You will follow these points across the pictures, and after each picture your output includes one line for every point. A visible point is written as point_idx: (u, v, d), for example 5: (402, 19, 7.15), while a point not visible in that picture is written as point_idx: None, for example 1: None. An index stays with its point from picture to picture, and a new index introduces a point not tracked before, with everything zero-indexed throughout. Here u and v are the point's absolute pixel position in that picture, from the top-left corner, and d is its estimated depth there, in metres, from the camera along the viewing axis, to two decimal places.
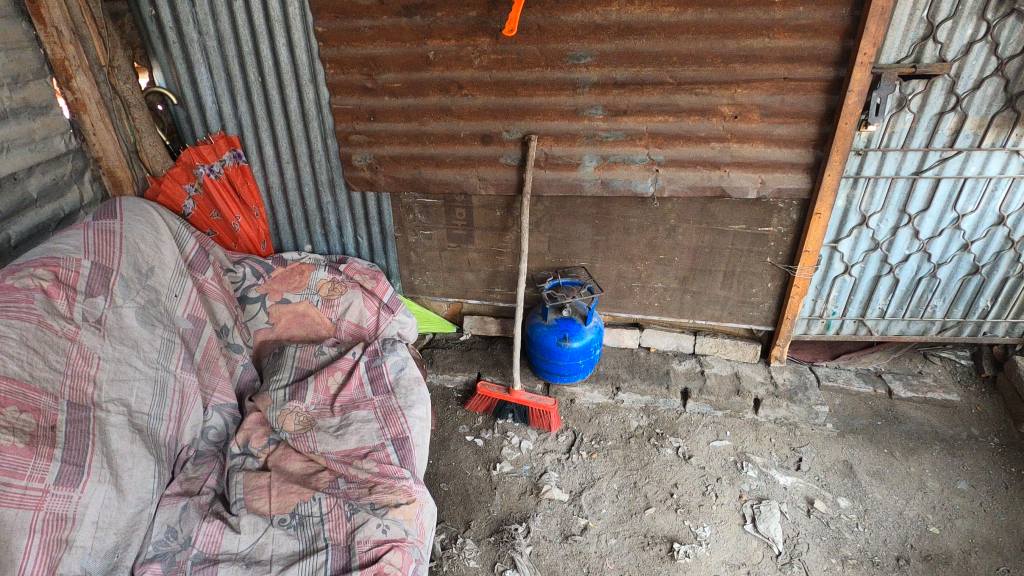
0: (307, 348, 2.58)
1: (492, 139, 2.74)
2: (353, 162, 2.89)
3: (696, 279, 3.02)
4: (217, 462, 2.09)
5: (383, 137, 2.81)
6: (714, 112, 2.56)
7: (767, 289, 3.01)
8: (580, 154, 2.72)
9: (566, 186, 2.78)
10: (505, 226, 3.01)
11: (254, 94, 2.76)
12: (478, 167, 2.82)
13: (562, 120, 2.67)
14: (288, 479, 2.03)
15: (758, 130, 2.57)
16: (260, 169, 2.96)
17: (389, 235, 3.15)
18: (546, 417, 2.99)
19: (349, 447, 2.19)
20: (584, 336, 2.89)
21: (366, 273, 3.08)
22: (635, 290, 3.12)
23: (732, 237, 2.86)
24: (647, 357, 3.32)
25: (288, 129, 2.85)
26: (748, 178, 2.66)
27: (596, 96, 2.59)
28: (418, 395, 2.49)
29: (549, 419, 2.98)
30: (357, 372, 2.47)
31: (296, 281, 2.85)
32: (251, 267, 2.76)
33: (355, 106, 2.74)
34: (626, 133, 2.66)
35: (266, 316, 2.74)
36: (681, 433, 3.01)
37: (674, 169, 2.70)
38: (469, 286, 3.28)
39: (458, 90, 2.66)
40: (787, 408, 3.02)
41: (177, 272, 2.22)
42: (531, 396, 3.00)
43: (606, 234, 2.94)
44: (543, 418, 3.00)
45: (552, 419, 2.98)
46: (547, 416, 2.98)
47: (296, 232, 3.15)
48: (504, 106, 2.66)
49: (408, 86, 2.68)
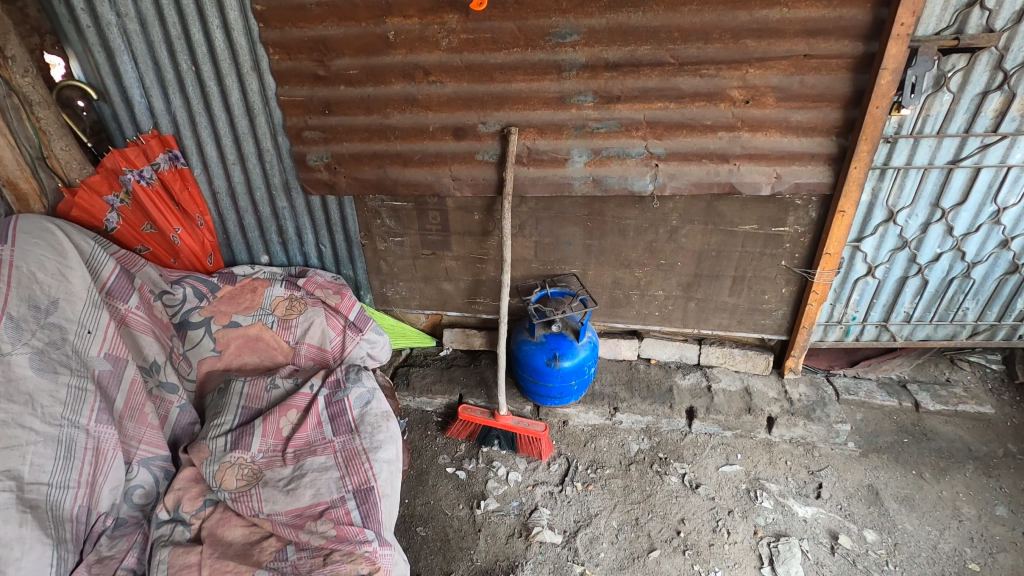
0: (256, 383, 2.23)
1: (466, 132, 2.37)
2: (308, 161, 2.51)
3: (701, 285, 2.69)
4: (139, 533, 1.77)
5: (340, 133, 2.43)
6: (722, 97, 2.21)
7: (782, 295, 2.68)
8: (568, 148, 2.36)
9: (553, 185, 2.42)
10: (486, 231, 2.66)
11: (189, 86, 2.37)
12: (452, 164, 2.44)
13: (546, 110, 2.30)
14: (224, 554, 1.72)
15: (773, 117, 2.22)
16: (203, 172, 2.58)
17: (355, 243, 2.78)
18: (536, 443, 2.66)
19: (301, 505, 1.87)
20: (577, 355, 2.57)
21: (330, 286, 2.70)
22: (633, 298, 2.78)
23: (743, 238, 2.52)
24: (647, 370, 3.00)
25: (232, 126, 2.47)
26: (762, 172, 2.32)
27: (585, 80, 2.22)
28: (387, 433, 2.16)
29: (540, 446, 2.66)
30: (314, 410, 2.16)
31: (247, 300, 2.50)
32: (192, 286, 2.39)
33: (306, 97, 2.36)
34: (620, 123, 2.30)
35: (212, 342, 2.36)
36: (686, 458, 2.71)
37: (676, 163, 2.34)
38: (448, 297, 2.93)
39: (424, 76, 2.28)
40: (804, 428, 2.71)
41: (90, 304, 1.85)
42: (519, 421, 2.67)
43: (600, 238, 2.60)
44: (533, 445, 2.68)
45: (543, 445, 2.66)
46: (538, 442, 2.65)
47: (249, 241, 2.79)
48: (479, 95, 2.29)
49: (367, 73, 2.29)
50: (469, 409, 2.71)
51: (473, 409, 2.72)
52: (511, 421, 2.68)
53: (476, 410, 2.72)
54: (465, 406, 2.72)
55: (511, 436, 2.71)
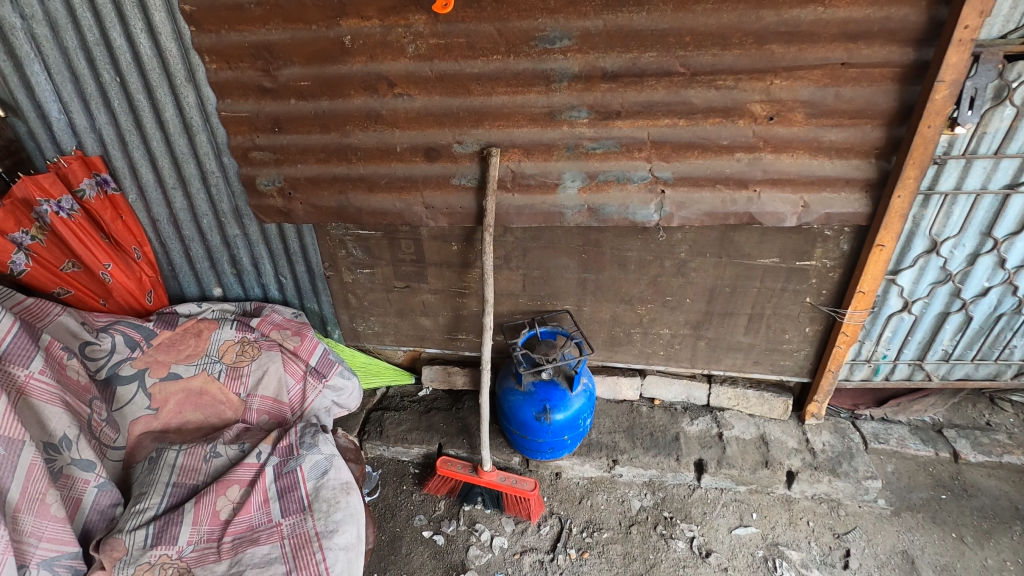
0: (194, 451, 1.91)
1: (439, 153, 2.02)
2: (258, 186, 2.17)
3: (712, 323, 2.36)
4: None
5: (294, 154, 2.09)
6: (741, 113, 1.86)
7: (805, 335, 2.35)
8: (559, 171, 2.02)
9: (543, 214, 2.07)
10: (466, 262, 2.32)
11: (114, 100, 2.02)
12: (424, 190, 2.09)
13: (533, 127, 1.95)
14: None
15: (802, 136, 1.87)
16: (139, 198, 2.24)
17: (318, 276, 2.44)
18: (525, 502, 2.34)
19: None
20: (570, 406, 2.24)
21: (289, 325, 2.36)
22: (635, 337, 2.45)
23: (762, 273, 2.19)
24: (650, 413, 2.68)
25: (168, 145, 2.12)
26: (786, 200, 1.98)
27: (578, 92, 1.87)
28: (345, 512, 1.83)
29: (529, 506, 2.34)
30: (259, 487, 1.83)
31: (189, 346, 2.17)
32: (123, 334, 2.07)
33: (251, 112, 2.01)
34: (620, 143, 1.95)
35: (148, 399, 2.04)
36: (695, 518, 2.39)
37: (686, 189, 2.00)
38: (426, 334, 2.60)
39: (389, 88, 1.93)
40: (828, 484, 2.39)
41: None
42: (505, 477, 2.34)
43: (597, 272, 2.25)
44: (520, 505, 2.36)
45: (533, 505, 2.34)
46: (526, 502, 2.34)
47: (198, 273, 2.45)
48: (454, 110, 1.94)
49: (321, 84, 1.94)
50: (448, 462, 2.39)
51: (453, 462, 2.39)
52: (496, 477, 2.36)
53: (456, 463, 2.39)
54: (443, 459, 2.40)
55: (496, 494, 2.39)
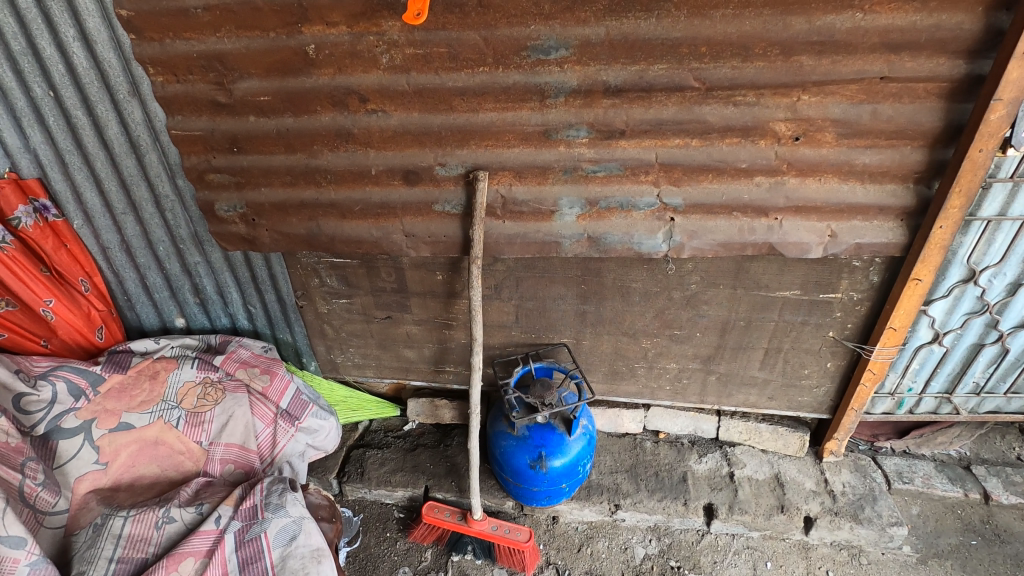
0: (143, 518, 1.69)
1: (420, 177, 1.79)
2: (218, 212, 1.93)
3: (724, 358, 2.14)
4: None
5: (256, 176, 1.85)
6: (763, 132, 1.63)
7: (826, 370, 2.14)
8: (555, 196, 1.79)
9: (537, 244, 1.84)
10: (453, 293, 2.09)
11: (49, 117, 1.78)
12: (403, 217, 1.86)
13: (526, 147, 1.72)
14: None
15: (831, 159, 1.65)
16: (85, 224, 2.00)
17: (290, 306, 2.22)
18: (522, 552, 2.12)
19: None
20: (568, 452, 2.03)
21: (258, 362, 2.14)
22: (639, 371, 2.23)
23: (780, 306, 1.97)
24: (655, 449, 2.47)
25: (114, 166, 1.88)
26: (811, 229, 1.75)
27: (577, 109, 1.64)
28: None
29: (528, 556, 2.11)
30: (217, 558, 1.61)
31: (143, 391, 1.94)
32: (66, 380, 1.85)
33: (206, 131, 1.77)
34: (624, 165, 1.72)
35: (95, 453, 1.82)
36: (704, 568, 2.19)
37: (698, 217, 1.78)
38: (411, 366, 2.38)
39: (361, 104, 1.69)
40: (850, 531, 2.18)
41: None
42: (498, 527, 2.11)
43: (598, 304, 2.03)
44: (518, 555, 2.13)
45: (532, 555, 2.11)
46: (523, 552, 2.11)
47: (158, 303, 2.23)
48: (435, 128, 1.71)
49: (284, 100, 1.70)
50: (435, 509, 2.17)
51: (440, 508, 2.17)
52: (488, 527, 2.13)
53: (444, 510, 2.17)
54: (430, 504, 2.18)
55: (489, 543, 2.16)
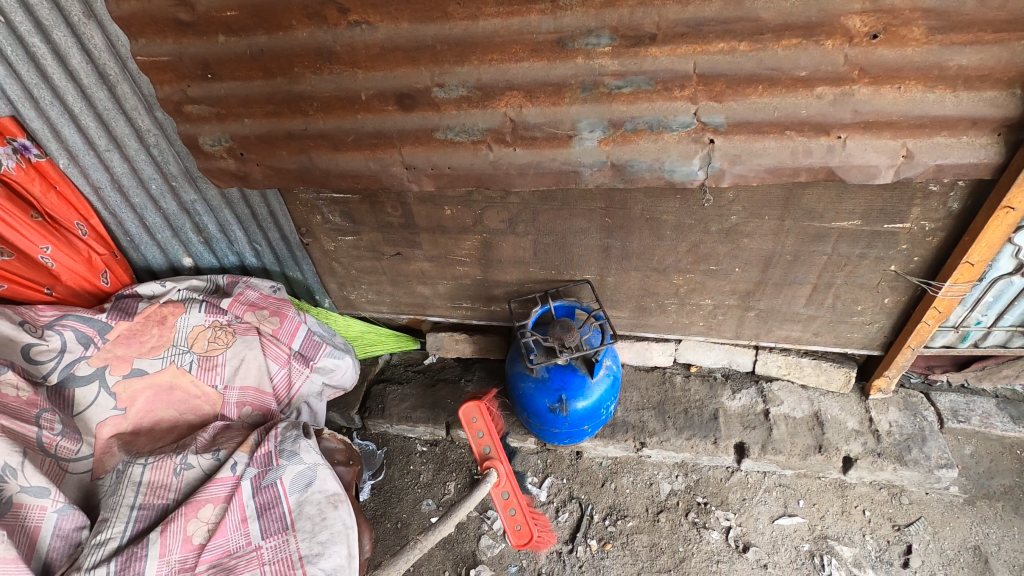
0: (161, 466, 1.70)
1: (416, 101, 1.56)
2: (203, 146, 1.75)
3: (766, 294, 1.95)
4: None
5: (237, 107, 1.65)
6: (831, 29, 1.31)
7: (882, 306, 1.92)
8: (572, 118, 1.53)
9: (553, 174, 1.62)
10: (464, 229, 1.92)
11: (6, 48, 1.60)
12: (402, 147, 1.65)
13: (536, 60, 1.45)
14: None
15: (915, 61, 1.32)
16: (71, 163, 1.87)
17: (296, 243, 2.11)
18: (485, 419, 1.99)
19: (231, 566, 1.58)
20: (591, 395, 1.93)
21: (267, 304, 2.07)
22: (669, 307, 2.07)
23: (836, 239, 1.72)
24: (686, 384, 2.35)
25: (87, 101, 1.73)
26: (882, 149, 1.45)
27: (598, 10, 1.36)
28: (335, 529, 1.66)
29: (473, 412, 1.99)
30: (237, 503, 1.64)
31: (150, 338, 1.90)
32: (73, 329, 1.81)
33: (174, 56, 1.55)
34: (654, 78, 1.44)
35: (113, 399, 1.81)
36: (732, 504, 2.15)
37: (742, 138, 1.50)
38: (426, 302, 2.28)
39: (341, 16, 1.44)
40: (892, 473, 2.07)
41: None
42: (502, 497, 1.97)
43: (623, 236, 1.83)
44: (470, 430, 2.04)
45: (469, 409, 2.04)
46: (477, 415, 2.00)
47: (161, 243, 2.15)
48: (429, 43, 1.45)
49: (252, 15, 1.46)
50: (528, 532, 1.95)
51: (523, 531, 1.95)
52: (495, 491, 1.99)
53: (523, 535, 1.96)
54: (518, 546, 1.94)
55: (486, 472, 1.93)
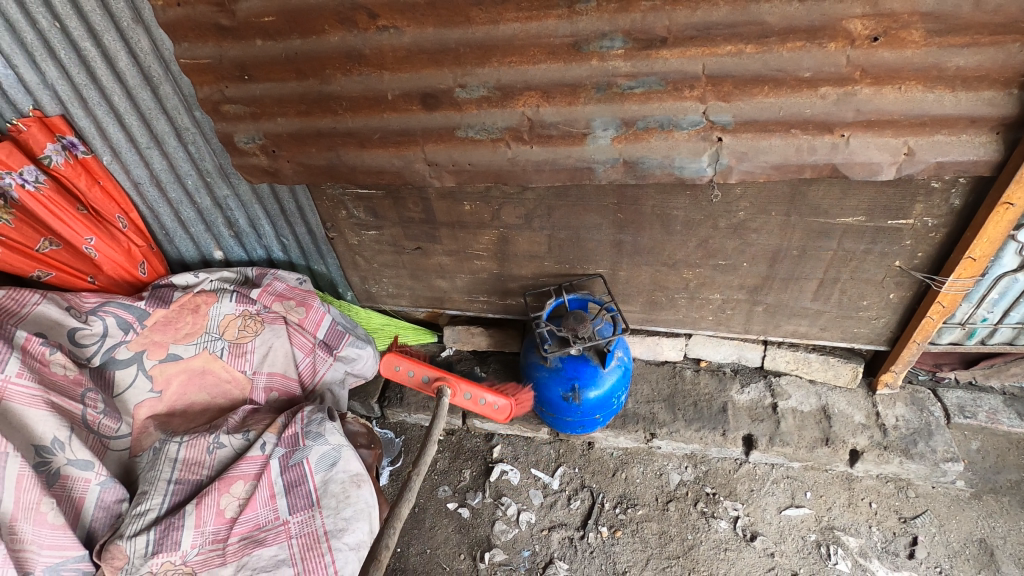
0: (196, 444, 1.81)
1: (439, 101, 1.65)
2: (238, 144, 1.86)
3: (773, 289, 2.01)
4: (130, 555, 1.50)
5: (271, 106, 1.75)
6: (833, 32, 1.38)
7: (888, 302, 1.97)
8: (587, 117, 1.61)
9: (568, 170, 1.71)
10: (482, 224, 2.01)
11: (60, 52, 1.73)
12: (425, 145, 1.74)
13: (553, 61, 1.54)
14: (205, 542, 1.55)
15: (914, 63, 1.39)
16: (113, 159, 1.99)
17: (321, 237, 2.22)
18: (410, 359, 1.99)
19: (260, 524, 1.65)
20: (603, 384, 2.00)
21: (293, 295, 2.17)
22: (679, 300, 2.14)
23: (841, 235, 1.78)
24: (696, 377, 2.41)
25: (131, 101, 1.84)
26: (883, 147, 1.51)
27: (612, 14, 1.44)
28: (357, 506, 1.74)
29: (400, 360, 1.96)
30: (266, 480, 1.74)
31: (184, 325, 2.01)
32: (114, 315, 1.93)
33: (214, 58, 1.66)
34: (665, 79, 1.52)
35: (150, 382, 1.92)
36: (740, 495, 2.21)
37: (749, 136, 1.57)
38: (444, 295, 2.37)
39: (370, 21, 1.54)
40: (899, 466, 2.11)
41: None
42: (472, 402, 1.96)
43: (634, 231, 1.91)
44: (402, 376, 1.99)
45: (386, 363, 1.99)
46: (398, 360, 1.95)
47: (194, 236, 2.27)
48: (453, 46, 1.54)
49: (288, 20, 1.56)
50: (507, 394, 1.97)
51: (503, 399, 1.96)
52: (458, 400, 1.97)
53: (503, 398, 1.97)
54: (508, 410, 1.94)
55: (445, 392, 1.91)
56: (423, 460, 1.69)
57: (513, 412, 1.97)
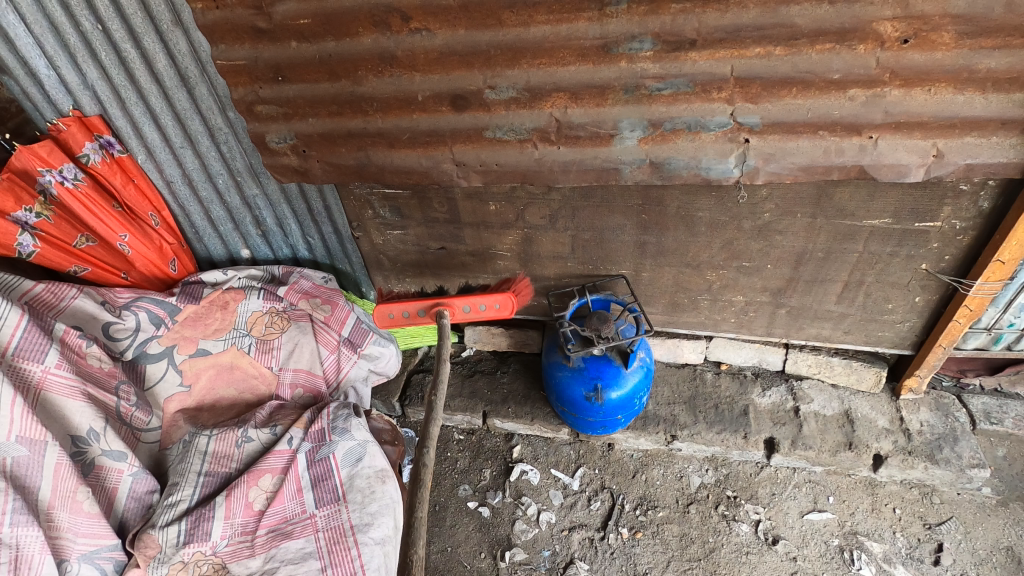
0: (225, 437, 1.84)
1: (469, 102, 1.68)
2: (269, 144, 1.89)
3: (797, 291, 2.01)
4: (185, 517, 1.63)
5: (303, 107, 1.79)
6: (863, 34, 1.39)
7: (913, 305, 1.97)
8: (614, 118, 1.63)
9: (595, 171, 1.73)
10: (506, 224, 2.03)
11: (102, 53, 1.78)
12: (453, 145, 1.77)
13: (582, 63, 1.56)
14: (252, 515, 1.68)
15: (945, 65, 1.39)
16: (148, 158, 2.05)
17: (347, 236, 2.25)
18: (397, 302, 2.08)
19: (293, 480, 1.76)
20: (625, 385, 2.01)
21: (319, 293, 2.24)
22: (702, 302, 2.15)
23: (867, 238, 1.78)
24: (716, 380, 2.41)
25: (167, 102, 1.89)
26: (912, 149, 1.51)
27: (642, 17, 1.46)
28: (382, 501, 1.76)
29: (389, 308, 2.06)
30: (293, 474, 1.76)
31: (214, 321, 2.06)
32: (147, 310, 1.97)
33: (250, 60, 1.70)
34: (694, 80, 1.53)
35: (179, 376, 1.96)
36: (762, 498, 2.20)
37: (777, 137, 1.57)
38: (466, 295, 2.39)
39: (403, 23, 1.57)
40: (923, 472, 2.09)
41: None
42: (474, 311, 2.06)
43: (658, 232, 1.92)
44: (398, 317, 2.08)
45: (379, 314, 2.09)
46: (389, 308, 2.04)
47: (223, 234, 2.32)
48: (484, 48, 1.57)
49: (323, 23, 1.60)
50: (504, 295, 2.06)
51: (502, 300, 2.05)
52: (460, 316, 2.07)
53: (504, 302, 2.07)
54: (512, 307, 2.02)
55: (443, 317, 2.00)
56: (426, 461, 1.44)
57: (515, 303, 2.08)
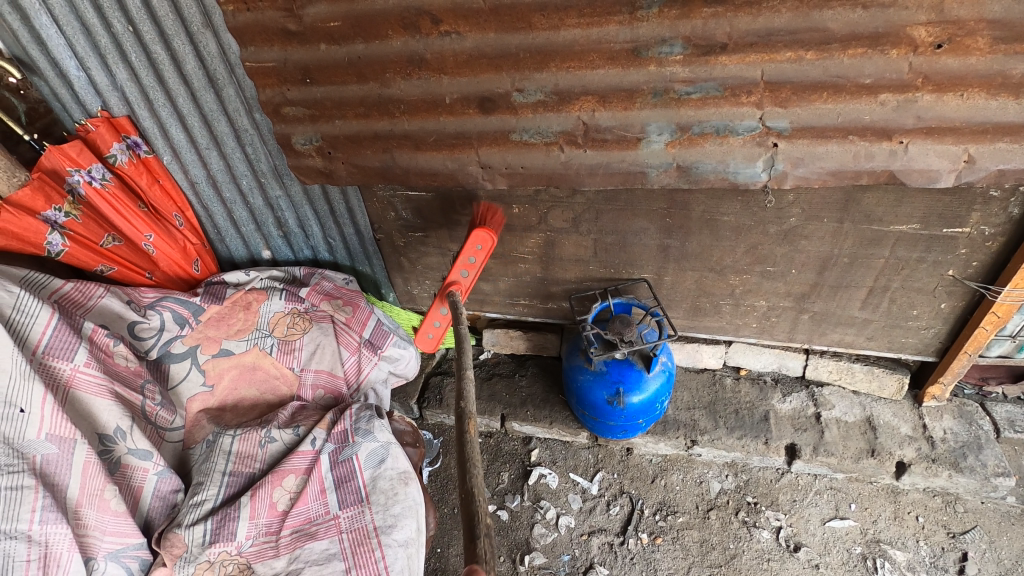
0: (248, 437, 1.84)
1: (496, 104, 1.68)
2: (295, 145, 1.90)
3: (821, 296, 2.00)
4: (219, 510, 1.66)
5: (330, 109, 1.80)
6: (896, 39, 1.39)
7: (938, 311, 1.95)
8: (642, 122, 1.63)
9: (621, 174, 1.72)
10: (529, 227, 2.04)
11: (132, 55, 1.80)
12: (479, 148, 1.78)
13: (611, 67, 1.56)
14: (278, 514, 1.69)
15: (979, 70, 1.39)
16: (173, 159, 2.07)
17: (368, 238, 2.26)
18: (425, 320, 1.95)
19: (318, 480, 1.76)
20: (647, 389, 2.00)
21: (340, 295, 2.25)
22: (724, 306, 2.14)
23: (894, 243, 1.78)
24: (736, 385, 2.40)
25: (195, 103, 1.90)
26: (943, 154, 1.50)
27: (673, 21, 1.46)
28: (405, 503, 1.76)
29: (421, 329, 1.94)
30: (317, 475, 1.76)
31: (237, 322, 2.07)
32: (171, 310, 1.98)
33: (279, 62, 1.71)
34: (723, 84, 1.53)
35: (203, 376, 1.97)
36: (782, 505, 2.18)
37: (806, 142, 1.57)
38: (486, 298, 2.39)
39: (433, 26, 1.58)
40: (947, 480, 2.08)
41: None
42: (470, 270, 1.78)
43: (682, 236, 1.92)
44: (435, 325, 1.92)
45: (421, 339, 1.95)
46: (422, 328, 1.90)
47: (245, 235, 2.33)
48: (513, 51, 1.58)
49: (353, 25, 1.61)
50: (476, 234, 1.77)
51: (478, 240, 1.74)
52: (469, 279, 1.82)
53: (484, 240, 1.78)
54: (487, 235, 1.70)
55: (455, 300, 1.79)
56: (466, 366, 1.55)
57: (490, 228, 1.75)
